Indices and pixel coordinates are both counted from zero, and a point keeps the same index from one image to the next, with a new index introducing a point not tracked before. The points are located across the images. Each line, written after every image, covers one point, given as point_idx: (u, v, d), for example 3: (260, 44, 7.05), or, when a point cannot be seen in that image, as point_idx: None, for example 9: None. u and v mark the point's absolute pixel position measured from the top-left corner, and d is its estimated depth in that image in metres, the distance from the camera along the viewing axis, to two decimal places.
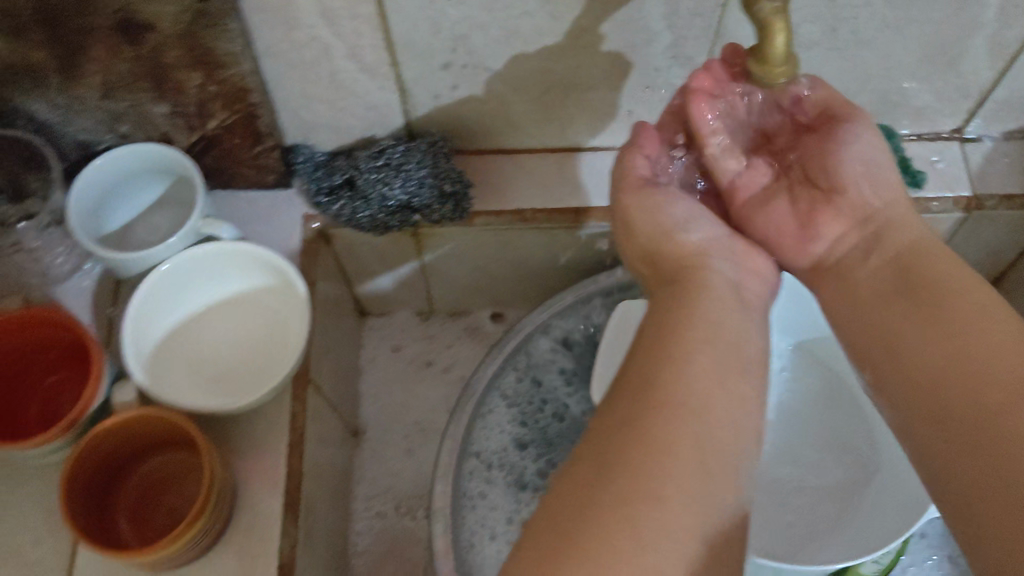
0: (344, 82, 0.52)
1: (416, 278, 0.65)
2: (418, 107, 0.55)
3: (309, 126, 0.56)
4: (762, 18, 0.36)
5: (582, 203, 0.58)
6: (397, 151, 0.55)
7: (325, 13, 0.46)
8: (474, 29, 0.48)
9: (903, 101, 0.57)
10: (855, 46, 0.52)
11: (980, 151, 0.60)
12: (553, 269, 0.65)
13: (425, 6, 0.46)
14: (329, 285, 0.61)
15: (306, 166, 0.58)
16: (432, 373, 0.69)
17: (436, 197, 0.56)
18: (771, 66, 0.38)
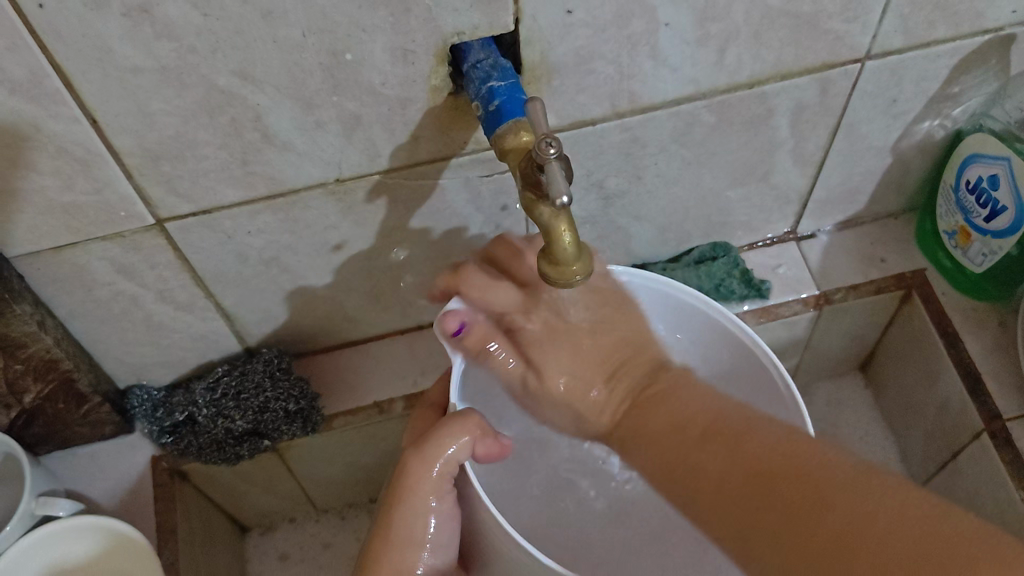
0: (167, 322, 0.63)
1: (297, 491, 0.78)
2: (248, 330, 0.67)
3: (139, 368, 0.67)
4: (546, 222, 0.46)
5: (397, 392, 0.70)
6: (232, 380, 0.66)
7: (122, 270, 0.57)
8: (282, 251, 0.60)
9: (725, 220, 0.70)
10: (664, 184, 0.64)
11: (815, 246, 0.73)
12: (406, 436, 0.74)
13: (227, 240, 0.57)
14: (196, 518, 0.71)
15: (144, 408, 0.68)
16: (330, 555, 0.81)
17: (282, 415, 0.67)
18: (566, 265, 0.48)
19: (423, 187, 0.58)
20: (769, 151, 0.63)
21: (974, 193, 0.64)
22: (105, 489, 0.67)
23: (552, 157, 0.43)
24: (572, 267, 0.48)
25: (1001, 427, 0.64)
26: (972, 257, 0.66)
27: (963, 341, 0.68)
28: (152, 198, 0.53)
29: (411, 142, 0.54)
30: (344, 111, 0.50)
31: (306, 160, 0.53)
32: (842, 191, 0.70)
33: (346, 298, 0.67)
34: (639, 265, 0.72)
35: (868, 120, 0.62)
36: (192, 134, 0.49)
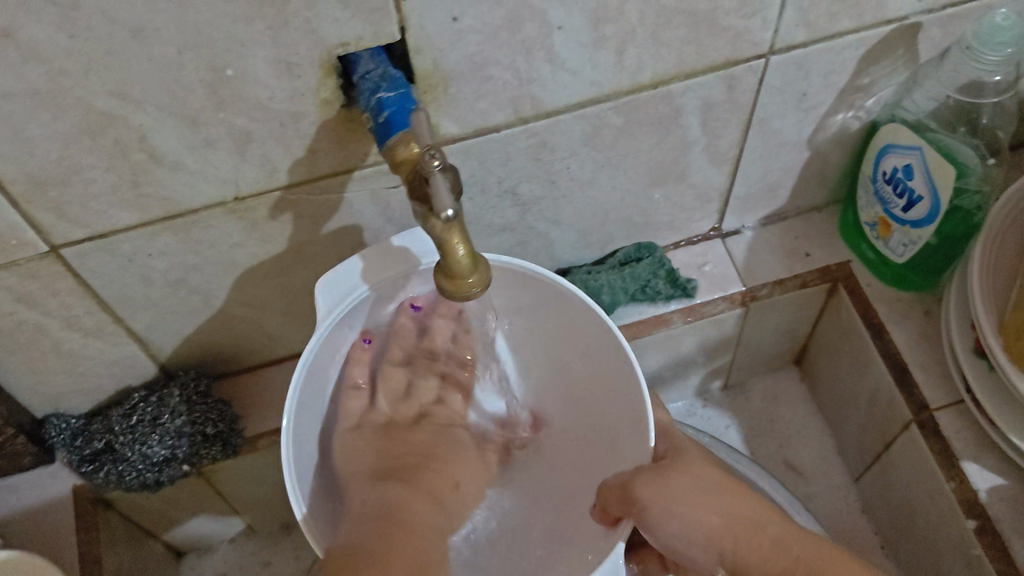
0: (78, 350, 0.62)
1: (230, 513, 0.76)
2: (165, 353, 0.65)
3: (54, 397, 0.65)
4: (438, 235, 0.45)
5: None
6: (148, 406, 0.64)
7: (21, 299, 0.56)
8: (189, 272, 0.59)
9: (647, 220, 0.69)
10: (579, 188, 0.63)
11: (741, 242, 0.73)
12: None
13: (129, 263, 0.56)
14: (123, 545, 0.70)
15: (62, 437, 0.66)
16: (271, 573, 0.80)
17: (201, 439, 0.65)
18: (462, 278, 0.46)
19: (328, 201, 0.57)
20: (683, 150, 0.62)
21: (891, 183, 0.64)
22: (26, 522, 0.66)
23: (437, 168, 0.42)
24: (468, 279, 0.46)
25: (928, 416, 0.64)
26: (894, 247, 0.66)
27: (890, 332, 0.68)
28: (43, 224, 0.51)
29: (309, 157, 0.52)
30: (233, 128, 0.49)
31: (200, 180, 0.52)
32: (763, 187, 0.69)
33: (264, 316, 0.65)
34: (564, 269, 0.71)
35: (780, 115, 0.62)
36: (77, 158, 0.48)
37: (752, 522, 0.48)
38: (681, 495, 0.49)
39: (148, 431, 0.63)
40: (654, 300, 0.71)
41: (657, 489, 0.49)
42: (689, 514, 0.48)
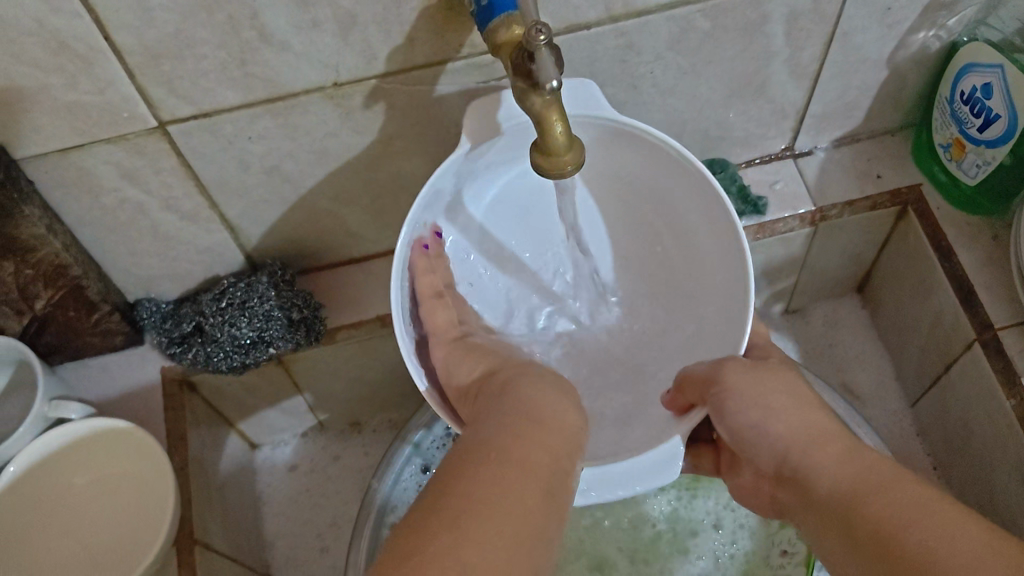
0: (172, 233, 0.65)
1: (303, 407, 0.80)
2: (253, 243, 0.68)
3: (146, 280, 0.68)
4: (538, 111, 0.47)
5: None
6: (237, 291, 0.67)
7: (126, 176, 0.59)
8: (283, 159, 0.61)
9: (722, 134, 0.70)
10: (659, 96, 0.64)
11: (812, 163, 0.74)
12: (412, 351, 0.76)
13: (228, 145, 0.59)
14: (206, 427, 0.73)
15: (153, 319, 0.70)
16: (338, 467, 0.83)
17: (285, 324, 0.68)
18: (558, 156, 0.48)
19: (420, 93, 0.59)
20: (764, 61, 0.64)
21: (969, 103, 0.64)
22: (117, 398, 0.69)
23: (543, 43, 0.44)
24: (564, 158, 0.48)
25: (992, 335, 0.65)
26: (967, 169, 0.67)
27: (957, 255, 0.69)
28: (154, 99, 0.54)
29: (407, 44, 0.54)
30: (339, 10, 0.51)
31: (304, 62, 0.54)
32: (838, 106, 0.70)
33: (348, 211, 0.68)
34: None
35: (863, 29, 0.63)
36: (191, 32, 0.50)
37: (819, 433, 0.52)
38: (753, 387, 0.55)
39: (239, 313, 0.67)
40: None
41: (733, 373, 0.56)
42: (769, 405, 0.54)
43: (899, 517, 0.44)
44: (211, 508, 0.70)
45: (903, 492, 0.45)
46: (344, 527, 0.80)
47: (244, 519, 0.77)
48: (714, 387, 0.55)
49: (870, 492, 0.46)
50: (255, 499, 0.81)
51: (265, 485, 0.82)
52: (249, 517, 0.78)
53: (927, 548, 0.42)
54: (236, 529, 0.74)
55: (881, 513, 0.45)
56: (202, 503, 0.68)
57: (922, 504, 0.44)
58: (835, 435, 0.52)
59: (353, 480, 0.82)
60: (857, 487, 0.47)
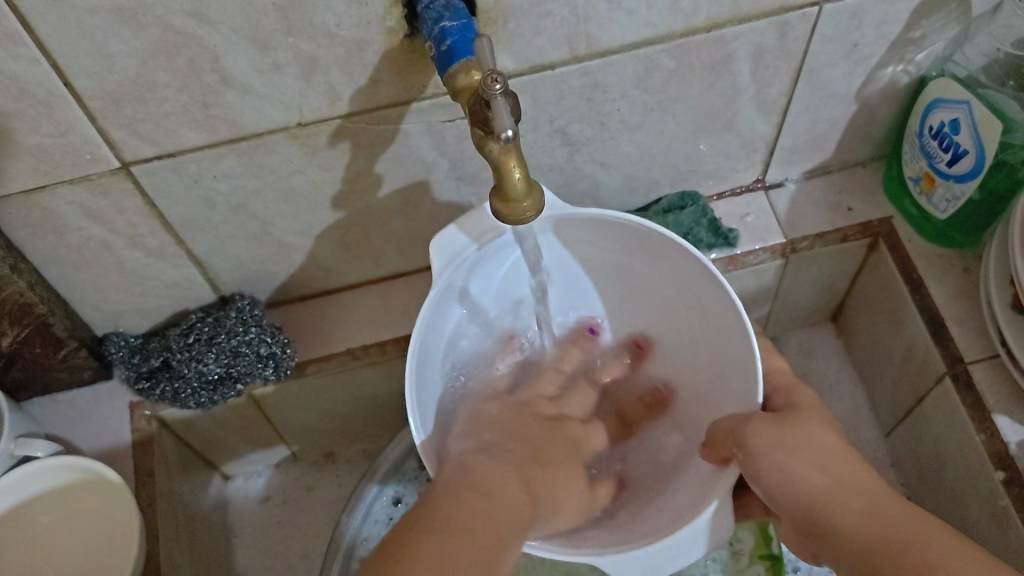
0: (140, 269, 0.64)
1: (276, 438, 0.79)
2: (222, 278, 0.68)
3: (115, 315, 0.68)
4: (496, 158, 0.47)
5: (370, 339, 0.71)
6: (204, 326, 0.67)
7: (91, 215, 0.59)
8: (250, 197, 0.61)
9: (693, 168, 0.70)
10: (628, 132, 0.64)
11: (784, 195, 0.74)
12: (384, 382, 0.76)
13: (194, 185, 0.59)
14: (176, 461, 0.73)
15: (121, 354, 0.69)
16: (313, 498, 0.83)
17: (254, 359, 0.68)
18: (515, 202, 0.48)
19: (386, 131, 0.58)
20: (732, 97, 0.64)
21: (937, 138, 0.64)
22: (85, 434, 0.69)
23: (498, 93, 0.44)
24: (522, 203, 0.48)
25: (961, 369, 0.65)
26: (936, 203, 0.67)
27: (927, 288, 0.69)
28: (116, 141, 0.54)
29: (370, 86, 0.54)
30: (301, 54, 0.51)
31: (267, 104, 0.54)
32: (809, 140, 0.70)
33: (317, 246, 0.68)
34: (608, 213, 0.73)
35: (830, 65, 0.63)
36: (152, 76, 0.50)
37: (846, 485, 0.50)
38: (782, 451, 0.52)
39: (205, 349, 0.66)
40: (695, 249, 0.72)
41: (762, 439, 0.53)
42: (789, 465, 0.51)
43: (944, 572, 0.44)
44: (180, 543, 0.69)
45: (942, 543, 0.45)
46: (316, 558, 0.80)
47: (216, 552, 0.76)
48: (743, 446, 0.53)
49: (913, 550, 0.45)
50: (228, 531, 0.80)
51: (238, 517, 0.81)
52: (220, 550, 0.77)
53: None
54: (206, 563, 0.73)
55: (921, 564, 0.45)
56: (171, 538, 0.68)
57: (959, 563, 0.44)
58: (857, 470, 0.51)
59: (327, 511, 0.82)
60: (894, 539, 0.46)
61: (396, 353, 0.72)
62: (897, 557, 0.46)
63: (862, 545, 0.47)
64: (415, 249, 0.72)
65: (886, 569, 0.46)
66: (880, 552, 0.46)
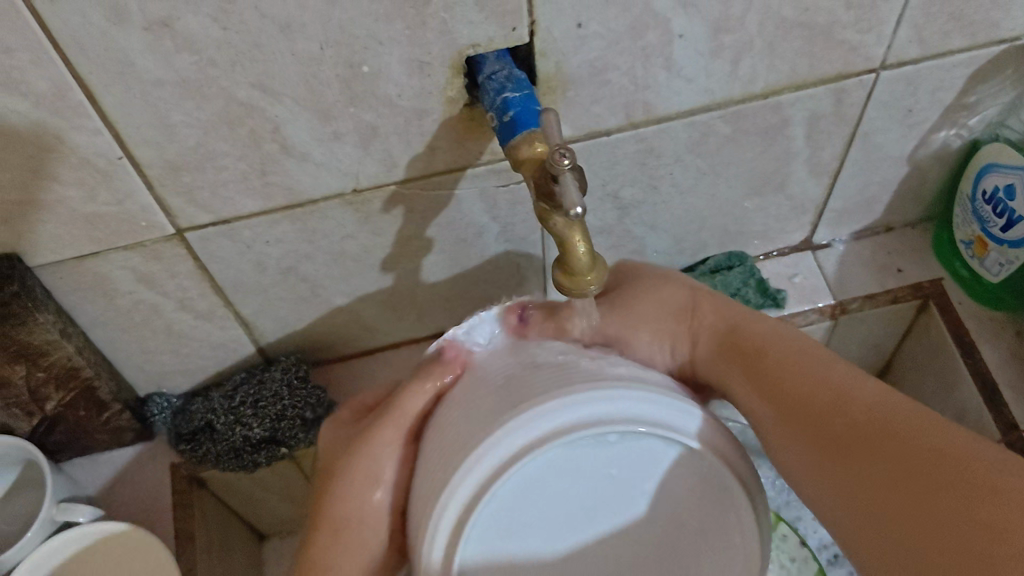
0: (186, 331, 0.64)
1: (313, 498, 0.78)
2: (267, 338, 0.67)
3: (159, 376, 0.68)
4: (560, 231, 0.46)
5: None
6: (250, 388, 0.66)
7: (142, 279, 0.58)
8: (300, 261, 0.61)
9: (741, 229, 0.70)
10: (679, 195, 0.64)
11: (831, 256, 0.73)
12: None
13: (246, 250, 0.58)
14: (214, 521, 0.72)
15: (163, 416, 0.69)
16: None
17: (298, 424, 0.67)
18: (579, 275, 0.48)
19: (439, 197, 0.58)
20: (784, 161, 0.63)
21: (991, 202, 0.64)
22: (125, 496, 0.68)
23: (567, 168, 0.44)
24: (586, 277, 0.47)
25: (1018, 437, 0.64)
26: (989, 267, 0.66)
27: (980, 352, 0.68)
28: (172, 208, 0.54)
29: (427, 153, 0.54)
30: (361, 123, 0.51)
31: (323, 171, 0.54)
32: (858, 201, 0.70)
33: (363, 307, 0.67)
34: None
35: (883, 130, 0.62)
36: (212, 146, 0.50)
37: (802, 361, 0.48)
38: (647, 291, 0.56)
39: (249, 413, 0.66)
40: None
41: (647, 274, 0.59)
42: (653, 329, 0.54)
43: (876, 410, 0.44)
44: None
45: (883, 398, 0.44)
46: None
47: None
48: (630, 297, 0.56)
49: (842, 395, 0.45)
50: None
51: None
52: None
53: (884, 421, 0.43)
54: None
55: (863, 411, 0.44)
56: None
57: (907, 415, 0.43)
58: (782, 326, 0.52)
59: None
60: (867, 411, 0.44)
61: None
62: (828, 413, 0.45)
63: (785, 411, 0.47)
64: (460, 310, 0.71)
65: (801, 422, 0.46)
66: (811, 403, 0.46)
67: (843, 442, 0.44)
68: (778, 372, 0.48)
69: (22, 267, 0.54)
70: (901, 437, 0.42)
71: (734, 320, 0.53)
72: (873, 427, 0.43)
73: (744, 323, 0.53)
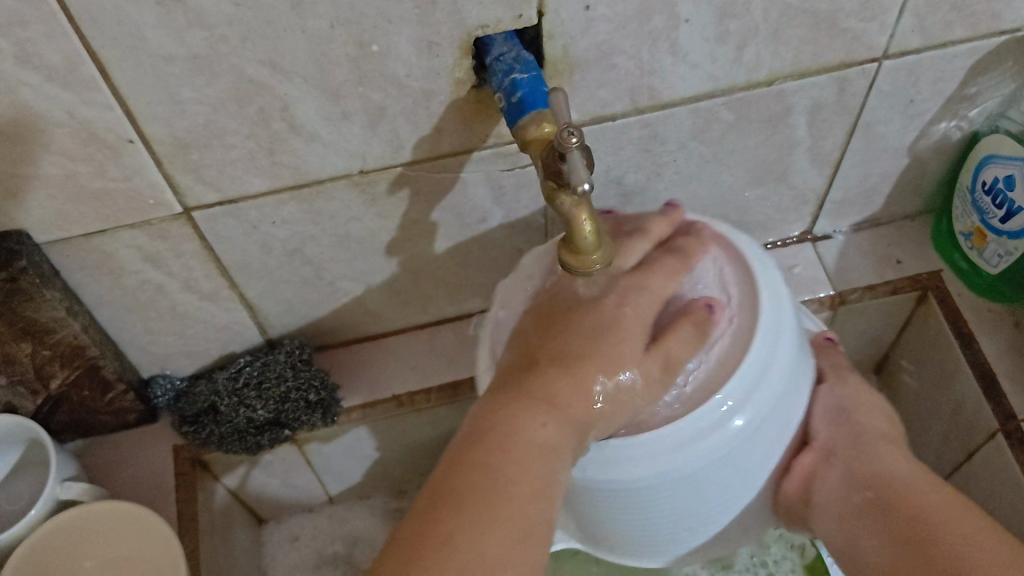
0: (190, 312, 0.64)
1: (313, 484, 0.79)
2: (270, 321, 0.68)
3: (162, 358, 0.68)
4: (567, 210, 0.47)
5: (414, 386, 0.71)
6: (254, 370, 0.67)
7: (149, 259, 0.59)
8: (305, 243, 0.61)
9: (743, 219, 0.70)
10: (683, 182, 0.65)
11: (832, 247, 0.74)
12: (426, 429, 0.75)
13: (253, 230, 0.59)
14: (215, 503, 0.72)
15: (166, 397, 0.69)
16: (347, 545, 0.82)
17: (301, 406, 0.68)
18: (585, 254, 0.49)
19: (444, 179, 0.58)
20: (787, 150, 0.64)
21: (990, 194, 0.64)
22: (127, 476, 0.68)
23: (575, 146, 0.44)
24: (592, 255, 0.49)
25: (1015, 427, 0.64)
26: (988, 258, 0.67)
27: (978, 342, 0.68)
28: (180, 186, 0.54)
29: (434, 135, 0.55)
30: (369, 103, 0.51)
31: (331, 151, 0.54)
32: (859, 192, 0.70)
33: (368, 291, 0.68)
34: None
35: (885, 120, 0.63)
36: (221, 123, 0.50)
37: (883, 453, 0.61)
38: (863, 396, 0.63)
39: (255, 394, 0.66)
40: None
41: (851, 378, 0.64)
42: (844, 403, 0.63)
43: (938, 525, 0.53)
44: None
45: (965, 516, 0.53)
46: None
47: None
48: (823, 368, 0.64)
49: (928, 507, 0.55)
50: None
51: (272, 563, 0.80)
52: None
53: (960, 541, 0.52)
54: None
55: (944, 536, 0.53)
56: None
57: (975, 529, 0.52)
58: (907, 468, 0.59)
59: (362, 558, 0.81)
60: (918, 501, 0.56)
61: (440, 399, 0.71)
62: (914, 521, 0.55)
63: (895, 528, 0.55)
64: (463, 297, 0.71)
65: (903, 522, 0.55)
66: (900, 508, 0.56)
67: (919, 538, 0.53)
68: (877, 466, 0.60)
69: (30, 244, 0.54)
70: (948, 539, 0.52)
71: (858, 431, 0.61)
72: (942, 549, 0.52)
73: (850, 414, 0.62)
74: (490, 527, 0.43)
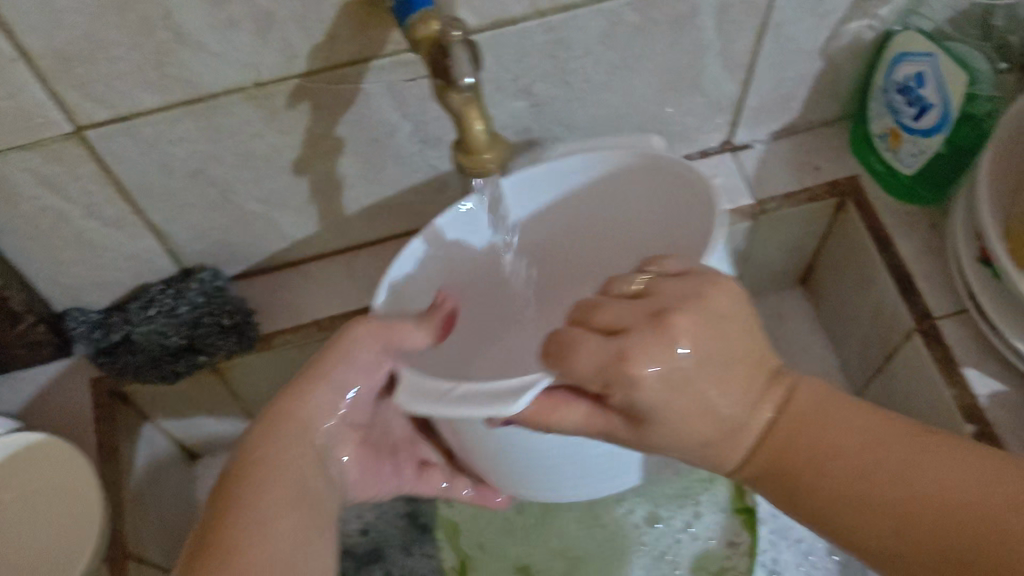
0: (97, 240, 0.63)
1: (242, 414, 0.78)
2: (183, 248, 0.67)
3: (74, 289, 0.67)
4: (457, 109, 0.45)
5: (335, 310, 0.70)
6: (166, 297, 0.66)
7: (45, 183, 0.57)
8: (208, 162, 0.60)
9: (660, 129, 0.70)
10: (594, 91, 0.64)
11: (751, 156, 0.74)
12: None
13: (151, 149, 0.57)
14: (139, 436, 0.71)
15: (82, 329, 0.67)
16: None
17: (216, 330, 0.67)
18: (478, 154, 0.48)
19: (345, 91, 0.57)
20: (698, 54, 0.63)
21: (903, 93, 0.64)
22: (46, 409, 0.68)
23: (458, 40, 0.44)
24: (484, 154, 0.47)
25: (930, 325, 0.65)
26: (902, 159, 0.67)
27: (894, 244, 0.69)
28: (67, 103, 0.52)
29: (329, 42, 0.53)
30: (256, 9, 0.50)
31: (221, 61, 0.53)
32: (775, 99, 0.70)
33: (281, 215, 0.67)
34: None
35: (794, 20, 0.62)
36: (103, 34, 0.49)
37: (847, 488, 0.48)
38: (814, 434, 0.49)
39: None
40: None
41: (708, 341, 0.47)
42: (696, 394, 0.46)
43: (926, 508, 0.46)
44: (144, 519, 0.68)
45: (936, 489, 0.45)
46: None
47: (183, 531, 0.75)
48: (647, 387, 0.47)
49: (918, 515, 0.46)
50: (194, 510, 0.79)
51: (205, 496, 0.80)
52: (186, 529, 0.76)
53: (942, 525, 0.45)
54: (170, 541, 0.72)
55: (926, 524, 0.45)
56: (134, 531, 0.66)
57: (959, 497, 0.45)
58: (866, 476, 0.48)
59: None
60: (888, 479, 0.47)
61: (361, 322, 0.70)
62: (910, 522, 0.46)
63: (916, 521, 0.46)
64: (381, 218, 0.71)
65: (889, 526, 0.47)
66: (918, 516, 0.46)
67: (915, 528, 0.46)
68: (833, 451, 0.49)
69: None
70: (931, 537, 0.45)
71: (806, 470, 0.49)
72: (925, 548, 0.45)
73: (702, 370, 0.45)
74: (280, 536, 0.48)
